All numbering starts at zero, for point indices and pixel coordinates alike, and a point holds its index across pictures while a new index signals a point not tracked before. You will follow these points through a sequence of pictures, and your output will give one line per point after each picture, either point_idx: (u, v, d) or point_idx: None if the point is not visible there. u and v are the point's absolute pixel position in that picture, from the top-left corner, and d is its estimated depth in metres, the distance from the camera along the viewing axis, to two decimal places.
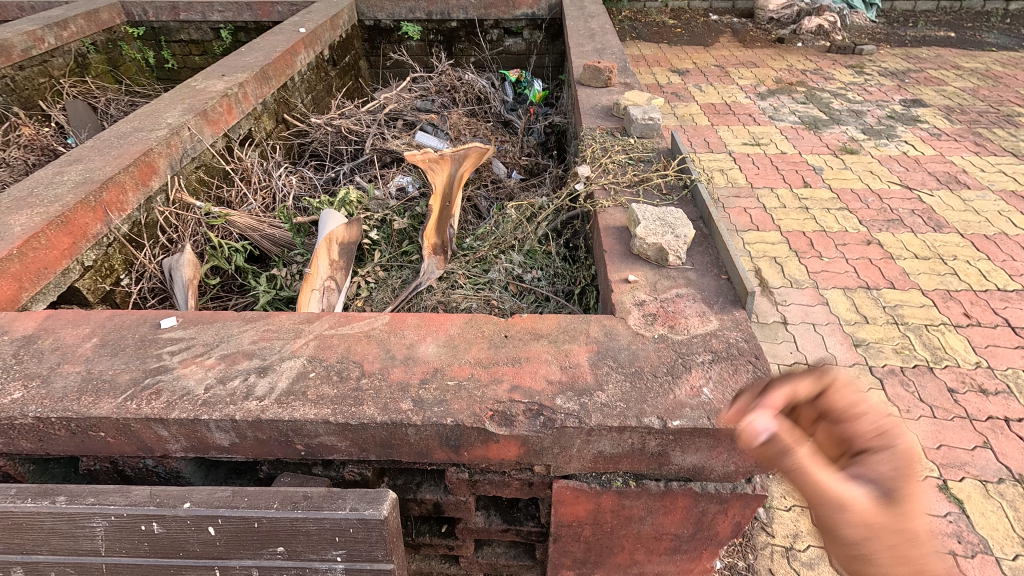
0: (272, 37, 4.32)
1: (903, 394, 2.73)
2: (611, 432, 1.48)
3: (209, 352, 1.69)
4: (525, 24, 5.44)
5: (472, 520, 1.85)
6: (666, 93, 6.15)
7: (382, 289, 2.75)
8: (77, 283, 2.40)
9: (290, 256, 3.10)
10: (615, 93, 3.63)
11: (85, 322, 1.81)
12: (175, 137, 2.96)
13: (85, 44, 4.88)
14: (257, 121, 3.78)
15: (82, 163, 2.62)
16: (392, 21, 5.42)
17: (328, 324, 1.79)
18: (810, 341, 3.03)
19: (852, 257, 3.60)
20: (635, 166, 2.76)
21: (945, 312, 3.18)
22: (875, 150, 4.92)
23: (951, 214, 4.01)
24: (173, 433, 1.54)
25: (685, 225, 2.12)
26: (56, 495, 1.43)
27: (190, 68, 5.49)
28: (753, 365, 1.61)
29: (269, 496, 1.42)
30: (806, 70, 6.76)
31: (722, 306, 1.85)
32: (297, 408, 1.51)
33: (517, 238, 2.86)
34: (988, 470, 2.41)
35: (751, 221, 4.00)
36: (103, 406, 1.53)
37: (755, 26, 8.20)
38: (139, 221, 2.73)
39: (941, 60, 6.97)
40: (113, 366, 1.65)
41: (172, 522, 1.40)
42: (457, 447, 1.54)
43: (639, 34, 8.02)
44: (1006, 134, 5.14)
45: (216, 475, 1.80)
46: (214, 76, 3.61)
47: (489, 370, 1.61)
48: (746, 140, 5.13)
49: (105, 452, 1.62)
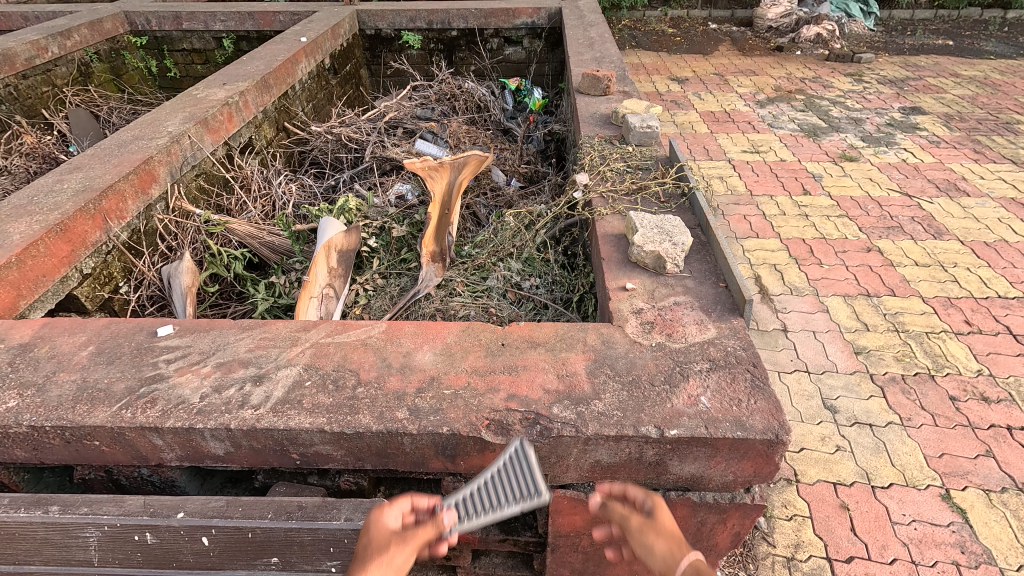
0: (272, 46, 4.34)
1: (904, 402, 2.71)
2: (608, 441, 1.47)
3: (206, 360, 1.68)
4: (525, 33, 5.48)
5: (469, 530, 1.84)
6: (666, 101, 6.17)
7: (380, 297, 2.75)
8: (75, 290, 2.40)
9: (289, 264, 3.11)
10: (615, 101, 3.63)
11: (82, 330, 1.81)
12: (175, 145, 2.96)
13: (88, 53, 4.91)
14: (258, 129, 3.80)
15: (82, 171, 2.63)
16: (393, 31, 5.45)
17: (324, 332, 1.78)
18: (811, 348, 3.02)
19: (852, 265, 3.59)
20: (634, 174, 2.76)
21: (946, 320, 3.17)
22: (875, 157, 4.93)
23: (951, 222, 4.01)
24: (167, 442, 1.53)
25: (683, 233, 2.11)
26: (50, 505, 1.42)
27: (192, 77, 5.53)
28: (751, 374, 1.60)
29: (263, 506, 1.41)
30: (805, 78, 6.79)
31: (720, 314, 1.84)
32: (292, 417, 1.51)
33: (516, 246, 2.86)
34: (991, 479, 2.39)
35: (751, 228, 4.00)
36: (97, 415, 1.52)
37: (754, 35, 8.24)
38: (138, 228, 2.74)
39: (940, 68, 6.99)
40: (108, 375, 1.64)
41: (166, 532, 1.39)
42: (453, 457, 1.53)
43: (639, 42, 8.06)
44: (1005, 142, 5.14)
45: (212, 484, 1.79)
46: (215, 85, 3.63)
47: (485, 379, 1.60)
48: (746, 147, 5.14)
49: (99, 461, 1.61)
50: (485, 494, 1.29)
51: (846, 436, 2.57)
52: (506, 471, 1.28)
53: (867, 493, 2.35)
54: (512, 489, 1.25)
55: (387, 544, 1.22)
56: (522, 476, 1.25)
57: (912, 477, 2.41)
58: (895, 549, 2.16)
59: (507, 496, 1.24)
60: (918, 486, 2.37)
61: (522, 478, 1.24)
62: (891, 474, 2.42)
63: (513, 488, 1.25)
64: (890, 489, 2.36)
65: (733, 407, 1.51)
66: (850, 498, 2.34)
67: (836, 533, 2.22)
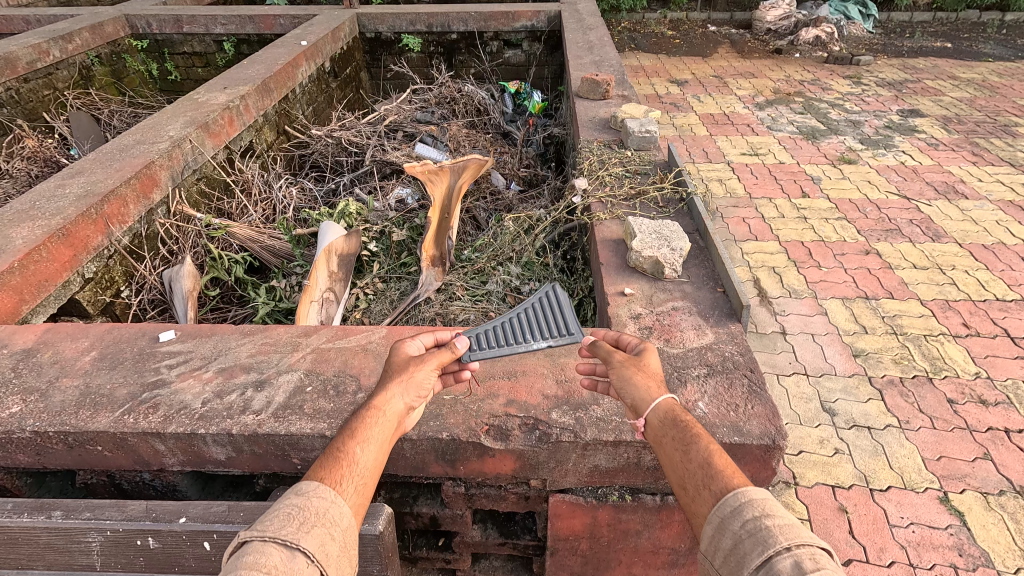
0: (273, 50, 4.36)
1: (902, 405, 2.73)
2: (606, 446, 1.48)
3: (207, 365, 1.70)
4: (525, 36, 5.49)
5: (469, 534, 1.85)
6: (665, 104, 6.19)
7: (380, 301, 2.76)
8: (77, 294, 2.41)
9: (290, 267, 3.12)
10: (614, 105, 3.65)
11: (85, 335, 1.82)
12: (176, 149, 2.98)
13: (90, 56, 4.93)
14: (258, 133, 3.81)
15: (84, 176, 2.64)
16: (393, 34, 5.47)
17: (325, 337, 1.80)
18: (809, 351, 3.03)
19: (850, 268, 3.61)
20: (632, 179, 2.78)
21: (944, 322, 3.19)
22: (873, 160, 4.95)
23: (949, 224, 4.02)
24: (170, 447, 1.55)
25: (681, 238, 2.12)
26: (53, 510, 1.44)
27: (193, 80, 5.55)
28: (749, 379, 1.62)
29: (264, 511, 1.42)
30: (803, 80, 6.81)
31: (717, 319, 1.86)
32: (293, 422, 1.52)
33: (515, 250, 2.88)
34: (989, 482, 2.41)
35: (749, 230, 4.02)
36: (100, 420, 1.54)
37: (753, 37, 8.27)
38: (139, 233, 2.75)
39: (938, 70, 7.02)
40: (111, 380, 1.65)
41: (168, 537, 1.40)
42: (453, 461, 1.55)
43: (638, 45, 8.09)
44: (1003, 144, 5.16)
45: (213, 488, 1.80)
46: (216, 89, 3.64)
47: (485, 384, 1.61)
48: (745, 150, 5.16)
49: (102, 465, 1.62)
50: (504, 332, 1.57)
51: (844, 440, 2.58)
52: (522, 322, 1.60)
53: (865, 496, 2.36)
54: (541, 322, 1.61)
55: (408, 362, 1.35)
56: (547, 317, 1.63)
57: (910, 479, 2.42)
58: (893, 552, 2.18)
59: (535, 326, 1.60)
60: (916, 489, 2.38)
61: (543, 324, 1.59)
62: (889, 477, 2.43)
63: (541, 322, 1.61)
64: (888, 492, 2.38)
65: (731, 412, 1.52)
66: (848, 501, 2.35)
67: (834, 536, 2.23)
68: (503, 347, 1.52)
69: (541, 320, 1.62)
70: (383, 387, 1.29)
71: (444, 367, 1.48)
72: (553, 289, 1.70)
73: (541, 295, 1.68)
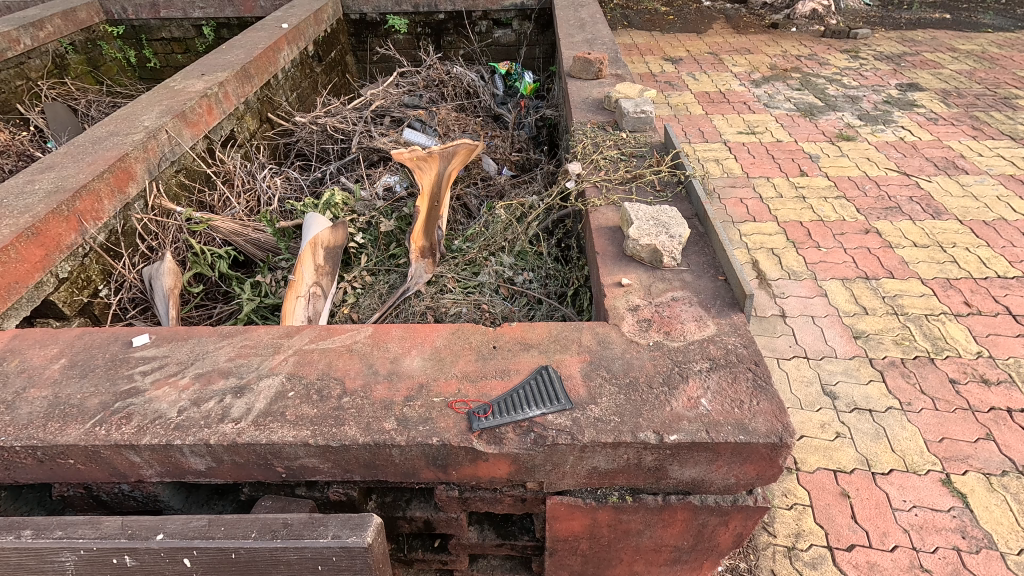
0: (254, 34, 4.19)
1: (904, 386, 2.65)
2: (605, 448, 1.41)
3: (183, 371, 1.61)
4: (515, 15, 5.34)
5: (465, 536, 1.78)
6: (659, 83, 6.03)
7: (369, 294, 2.67)
8: (52, 296, 2.31)
9: (275, 262, 3.01)
10: (607, 85, 3.54)
11: (55, 341, 1.74)
12: (152, 140, 2.85)
13: (63, 44, 4.74)
14: (240, 121, 3.68)
15: (54, 171, 2.51)
16: (379, 15, 5.27)
17: (308, 338, 1.72)
18: (810, 334, 2.94)
19: (850, 247, 3.52)
20: (628, 162, 2.69)
21: (946, 301, 3.10)
22: (872, 136, 4.84)
23: (949, 201, 3.94)
24: (146, 459, 1.46)
25: (679, 224, 2.06)
26: (22, 529, 1.34)
27: (173, 67, 5.37)
28: (753, 373, 1.55)
29: (247, 525, 1.33)
30: (800, 55, 6.66)
31: (719, 310, 1.78)
32: (274, 430, 1.44)
33: (507, 239, 2.78)
34: (992, 463, 2.34)
35: (748, 211, 3.91)
36: (70, 433, 1.45)
37: (748, 12, 8.04)
38: (115, 229, 2.63)
39: (937, 42, 6.86)
40: (82, 390, 1.57)
41: (145, 555, 1.30)
42: (444, 466, 1.47)
43: (631, 22, 7.87)
44: (1003, 117, 5.05)
45: (197, 497, 1.74)
46: (194, 75, 3.49)
47: (477, 385, 1.54)
48: (742, 129, 5.03)
49: (76, 478, 1.54)
50: (601, 236, 2.22)
51: (844, 423, 2.51)
52: (597, 231, 2.25)
53: (867, 481, 2.29)
54: (546, 391, 1.50)
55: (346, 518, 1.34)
56: (554, 378, 1.54)
57: (912, 462, 2.35)
58: (896, 536, 2.11)
59: (538, 395, 1.49)
60: (918, 471, 2.31)
61: (603, 236, 2.21)
62: (892, 459, 2.36)
63: (544, 390, 1.51)
64: (890, 475, 2.31)
65: (735, 410, 1.45)
66: (851, 485, 2.28)
67: (837, 522, 2.17)
68: (508, 415, 1.45)
69: (544, 379, 1.54)
70: (336, 530, 1.30)
71: (459, 411, 1.47)
72: (599, 231, 2.24)
73: (598, 229, 2.26)
